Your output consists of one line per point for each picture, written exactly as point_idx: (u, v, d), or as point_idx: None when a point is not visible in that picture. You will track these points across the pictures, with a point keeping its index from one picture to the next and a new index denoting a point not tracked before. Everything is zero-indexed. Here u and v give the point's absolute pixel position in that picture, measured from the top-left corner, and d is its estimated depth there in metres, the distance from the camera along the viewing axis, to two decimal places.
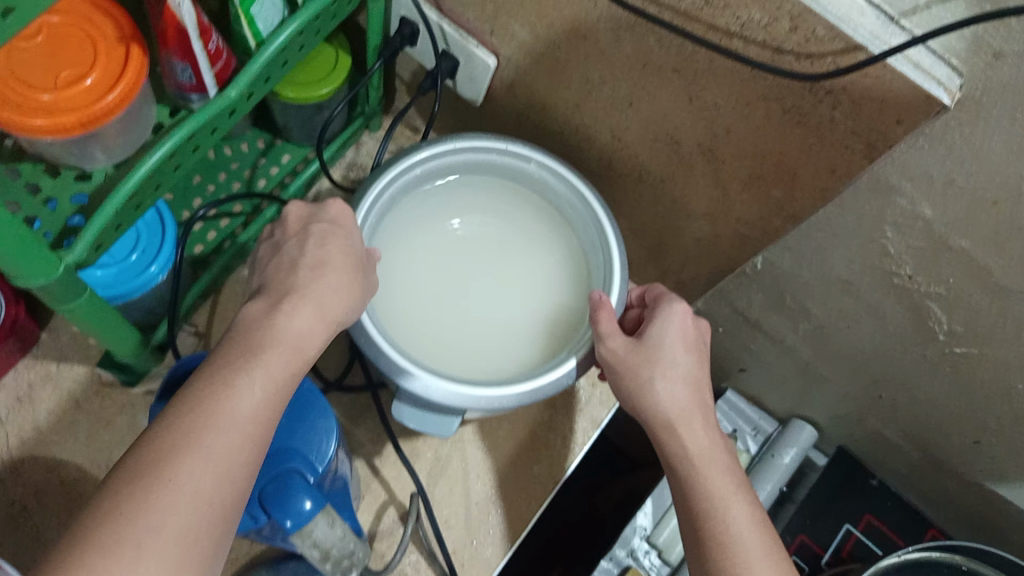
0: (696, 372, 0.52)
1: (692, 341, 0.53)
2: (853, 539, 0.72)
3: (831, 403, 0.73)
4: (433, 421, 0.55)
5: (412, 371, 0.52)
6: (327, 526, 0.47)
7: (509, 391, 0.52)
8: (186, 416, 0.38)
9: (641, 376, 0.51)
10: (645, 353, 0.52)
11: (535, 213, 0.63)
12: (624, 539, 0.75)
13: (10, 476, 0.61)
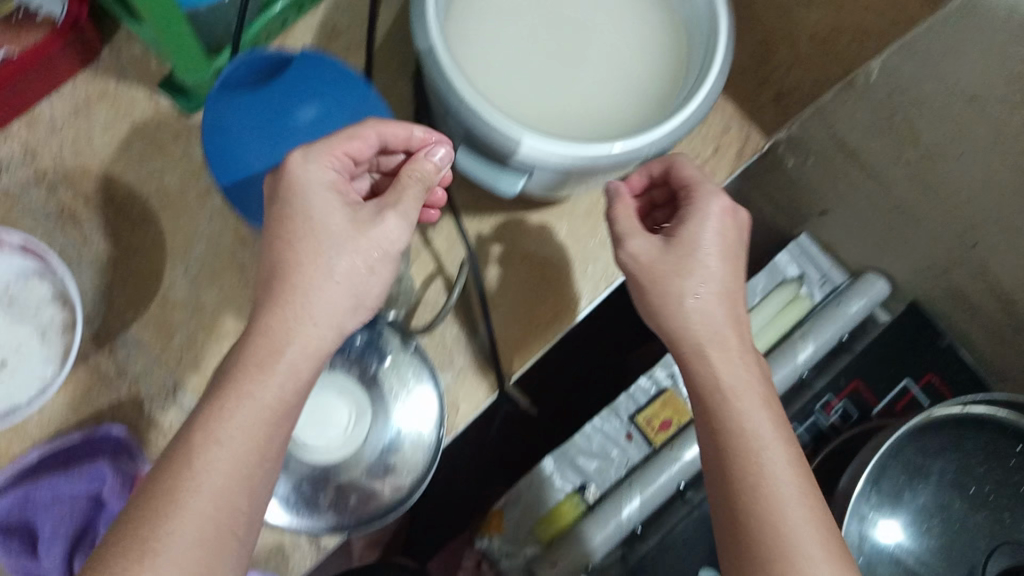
0: (726, 279, 0.53)
1: (727, 247, 0.53)
2: (909, 395, 0.70)
3: (914, 253, 0.68)
4: (496, 176, 0.52)
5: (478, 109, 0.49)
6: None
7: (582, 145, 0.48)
8: (199, 436, 0.42)
9: (670, 293, 0.52)
10: (675, 256, 0.52)
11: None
12: (666, 362, 0.74)
13: (63, 182, 0.60)
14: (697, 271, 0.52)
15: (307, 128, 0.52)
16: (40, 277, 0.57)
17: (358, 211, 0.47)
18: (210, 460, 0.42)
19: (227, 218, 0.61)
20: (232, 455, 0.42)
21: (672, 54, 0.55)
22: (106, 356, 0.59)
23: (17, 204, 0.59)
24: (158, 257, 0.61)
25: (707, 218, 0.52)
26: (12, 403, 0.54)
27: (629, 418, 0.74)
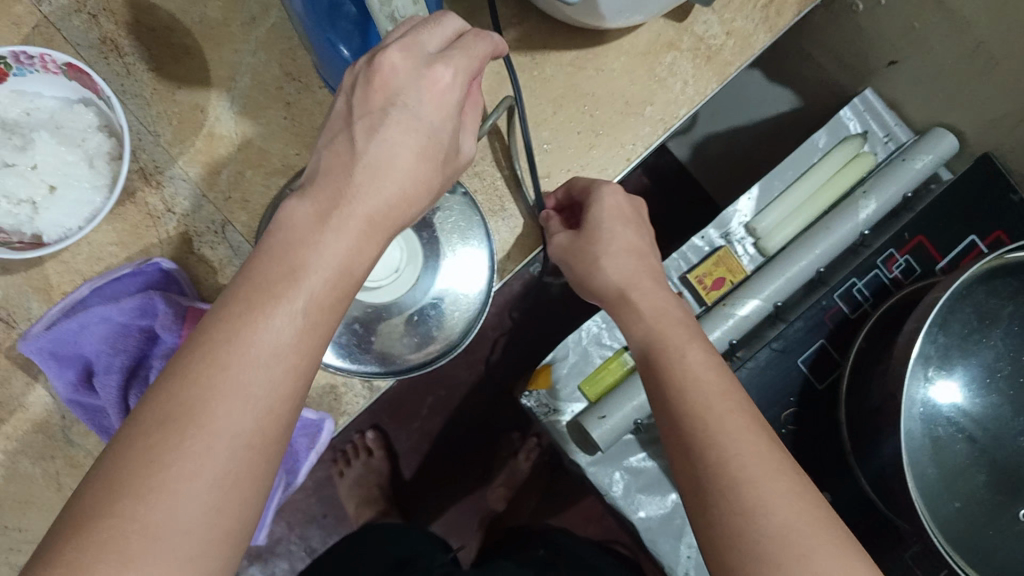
0: (634, 239, 0.57)
1: (624, 214, 0.57)
2: (975, 252, 0.66)
3: (988, 102, 0.64)
4: None
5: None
6: (411, 4, 0.42)
7: None
8: (221, 350, 0.36)
9: (585, 259, 0.56)
10: (584, 238, 0.56)
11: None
12: (721, 220, 0.72)
13: (104, 13, 0.58)
14: (605, 246, 0.56)
15: None
16: (85, 104, 0.55)
17: (465, 76, 0.42)
18: (235, 379, 0.35)
19: (272, 51, 0.59)
20: (293, 337, 0.37)
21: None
22: (152, 192, 0.57)
23: (58, 34, 0.58)
24: (201, 91, 0.59)
25: (605, 205, 0.56)
26: (63, 229, 0.53)
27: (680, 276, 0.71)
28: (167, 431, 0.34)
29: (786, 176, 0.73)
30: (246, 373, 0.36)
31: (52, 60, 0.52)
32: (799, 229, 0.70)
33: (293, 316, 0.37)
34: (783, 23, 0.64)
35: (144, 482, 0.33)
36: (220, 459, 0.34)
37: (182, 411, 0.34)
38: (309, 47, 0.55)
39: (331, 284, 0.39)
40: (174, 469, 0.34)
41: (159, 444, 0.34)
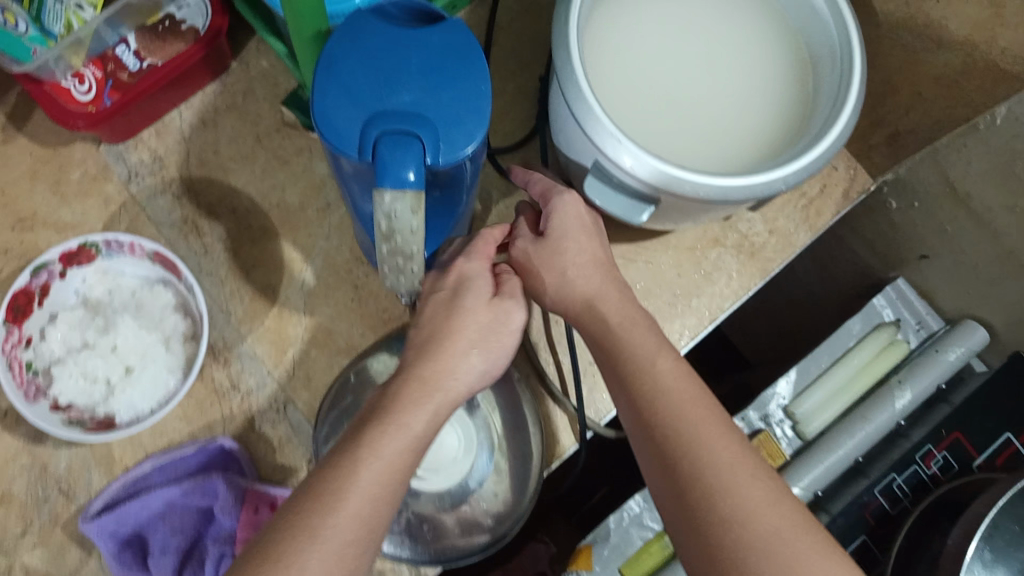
0: (596, 251, 0.52)
1: (590, 225, 0.52)
2: (1011, 449, 0.67)
3: (1017, 302, 0.67)
4: (623, 204, 0.52)
5: (622, 139, 0.48)
6: (410, 212, 0.44)
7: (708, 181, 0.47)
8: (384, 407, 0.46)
9: (547, 272, 0.51)
10: (546, 247, 0.51)
11: (766, 18, 0.56)
12: (760, 403, 0.73)
13: (186, 194, 0.62)
14: (567, 254, 0.51)
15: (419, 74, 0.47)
16: (164, 284, 0.58)
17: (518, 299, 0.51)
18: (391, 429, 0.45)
19: (343, 235, 0.62)
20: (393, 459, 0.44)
21: (798, 86, 0.54)
22: (220, 368, 0.59)
23: (144, 212, 0.61)
24: (271, 270, 0.61)
25: (564, 213, 0.52)
26: (135, 410, 0.54)
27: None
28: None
29: (822, 360, 0.75)
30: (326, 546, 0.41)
31: (143, 247, 0.56)
32: (836, 415, 0.72)
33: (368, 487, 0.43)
34: (822, 222, 0.68)
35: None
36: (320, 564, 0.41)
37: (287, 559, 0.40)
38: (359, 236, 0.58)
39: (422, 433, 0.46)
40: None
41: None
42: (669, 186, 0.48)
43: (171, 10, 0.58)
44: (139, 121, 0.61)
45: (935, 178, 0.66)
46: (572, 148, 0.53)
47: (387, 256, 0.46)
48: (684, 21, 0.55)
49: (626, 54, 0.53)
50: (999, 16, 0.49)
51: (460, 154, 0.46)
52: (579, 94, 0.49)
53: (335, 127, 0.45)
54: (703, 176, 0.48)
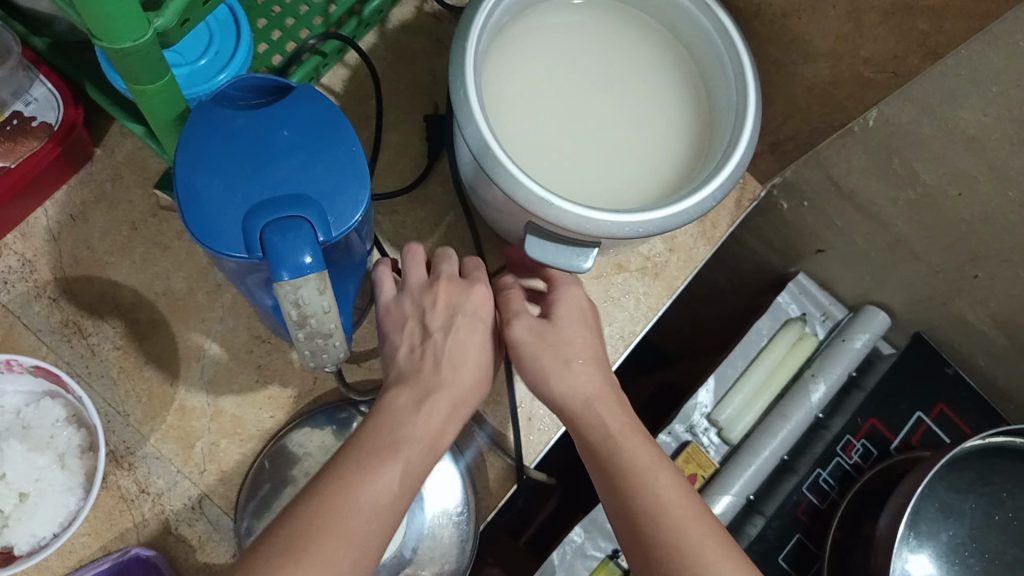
0: (598, 349, 0.54)
1: (590, 320, 0.55)
2: (923, 427, 0.70)
3: (911, 284, 0.70)
4: (566, 254, 0.52)
5: (555, 200, 0.48)
6: (317, 293, 0.42)
7: (646, 220, 0.48)
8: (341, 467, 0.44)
9: (555, 354, 0.52)
10: (552, 335, 0.52)
11: (646, 38, 0.57)
12: (683, 415, 0.74)
13: (63, 296, 0.58)
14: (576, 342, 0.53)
15: (290, 155, 0.45)
16: (52, 397, 0.54)
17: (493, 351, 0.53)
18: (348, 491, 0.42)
19: (239, 316, 0.60)
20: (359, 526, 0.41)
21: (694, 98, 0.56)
22: (124, 475, 0.56)
23: (18, 322, 0.58)
24: (166, 362, 0.59)
25: (570, 303, 0.55)
26: (36, 537, 0.51)
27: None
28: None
29: (737, 364, 0.76)
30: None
31: (20, 363, 0.52)
32: (757, 416, 0.74)
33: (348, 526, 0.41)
34: (719, 233, 0.69)
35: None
36: None
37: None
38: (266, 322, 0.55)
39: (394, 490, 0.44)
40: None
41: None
42: (609, 232, 0.49)
43: (19, 108, 0.56)
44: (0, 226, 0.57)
45: (820, 177, 0.68)
46: (499, 208, 0.53)
47: (305, 339, 0.44)
48: (573, 55, 0.55)
49: (527, 108, 0.53)
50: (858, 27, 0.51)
51: (349, 223, 0.45)
52: (500, 163, 0.48)
53: (214, 231, 0.43)
54: (641, 214, 0.49)
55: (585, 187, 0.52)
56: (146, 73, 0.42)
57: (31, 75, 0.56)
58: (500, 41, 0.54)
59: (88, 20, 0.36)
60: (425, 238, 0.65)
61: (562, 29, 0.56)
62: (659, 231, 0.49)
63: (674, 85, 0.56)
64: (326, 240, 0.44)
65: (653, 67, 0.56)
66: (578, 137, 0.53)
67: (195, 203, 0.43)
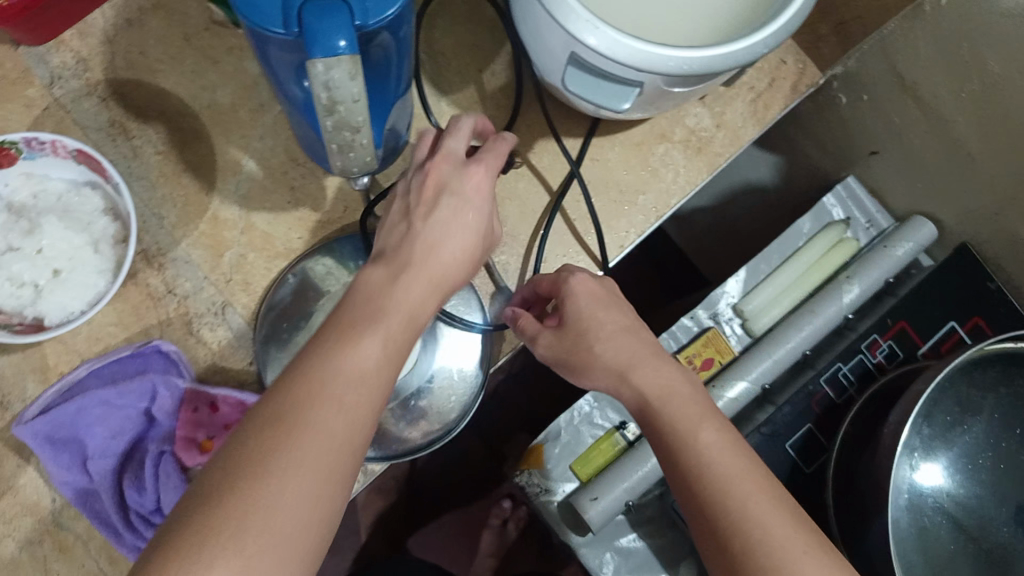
0: (615, 318, 0.50)
1: (601, 297, 0.51)
2: (954, 338, 0.69)
3: (965, 192, 0.67)
4: (605, 92, 0.52)
5: (603, 26, 0.46)
6: (348, 77, 0.41)
7: (689, 58, 0.47)
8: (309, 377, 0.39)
9: (577, 356, 0.50)
10: (568, 335, 0.50)
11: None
12: (710, 301, 0.73)
13: (112, 97, 0.60)
14: (594, 332, 0.49)
15: None
16: (93, 188, 0.56)
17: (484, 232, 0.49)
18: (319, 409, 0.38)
19: (278, 137, 0.61)
20: (332, 428, 0.38)
21: None
22: (154, 274, 0.58)
23: (69, 116, 0.59)
24: (202, 172, 0.60)
25: (575, 300, 0.50)
26: (66, 312, 0.54)
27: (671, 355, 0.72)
28: (243, 470, 0.36)
29: (773, 260, 0.75)
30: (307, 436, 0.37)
31: (65, 146, 0.53)
32: (784, 312, 0.72)
33: (350, 376, 0.40)
34: (770, 116, 0.67)
35: (224, 517, 0.35)
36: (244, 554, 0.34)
37: (254, 455, 0.36)
38: (297, 134, 0.56)
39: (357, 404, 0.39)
40: (244, 512, 0.35)
41: (234, 482, 0.36)
42: (653, 67, 0.47)
43: None
44: (60, 20, 0.59)
45: (884, 67, 0.65)
46: (541, 40, 0.52)
47: (333, 130, 0.44)
48: None
49: None
50: None
51: (388, 14, 0.44)
52: None
53: (254, 5, 0.42)
54: (685, 52, 0.47)
55: (632, 28, 0.50)
56: None
57: None
58: None
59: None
60: (470, 84, 0.64)
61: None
62: (702, 73, 0.48)
63: None
64: (362, 26, 0.43)
65: None
66: None
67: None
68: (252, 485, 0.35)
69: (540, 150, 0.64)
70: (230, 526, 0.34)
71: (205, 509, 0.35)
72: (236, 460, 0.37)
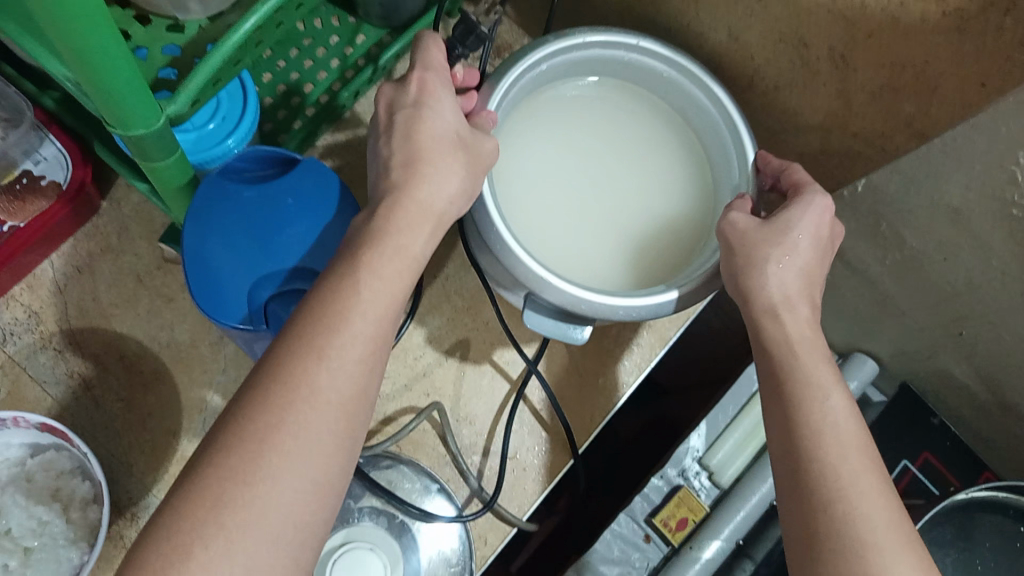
0: (813, 265, 0.48)
1: (823, 241, 0.48)
2: (909, 475, 0.71)
3: (898, 338, 0.70)
4: (560, 330, 0.54)
5: (553, 280, 0.51)
6: None
7: (631, 307, 0.51)
8: (307, 332, 0.39)
9: (758, 255, 0.47)
10: (767, 232, 0.48)
11: (654, 117, 0.62)
12: (675, 459, 0.68)
13: (69, 348, 0.60)
14: (783, 244, 0.47)
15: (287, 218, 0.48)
16: (59, 449, 0.56)
17: None
18: (314, 380, 0.38)
19: (241, 368, 0.61)
20: (335, 393, 0.38)
21: (690, 183, 0.60)
22: (126, 525, 0.57)
23: (24, 374, 0.59)
24: (167, 416, 0.59)
25: (813, 217, 0.48)
26: None
27: (644, 520, 0.67)
28: (278, 387, 0.37)
29: (728, 410, 0.70)
30: (340, 359, 0.39)
31: (27, 420, 0.54)
32: (751, 458, 0.68)
33: (379, 288, 0.42)
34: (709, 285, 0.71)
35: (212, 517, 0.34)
36: (264, 524, 0.35)
37: (262, 426, 0.36)
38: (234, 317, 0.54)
39: (354, 374, 0.39)
40: (261, 478, 0.35)
41: (272, 396, 0.37)
42: (603, 313, 0.51)
43: (28, 167, 0.57)
44: (10, 279, 0.59)
45: None
46: (495, 271, 0.56)
47: None
48: (585, 134, 0.60)
49: (533, 178, 0.58)
50: (847, 104, 0.53)
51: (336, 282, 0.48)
52: (503, 238, 0.51)
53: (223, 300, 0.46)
54: (626, 299, 0.51)
55: (571, 261, 0.57)
56: (158, 150, 0.42)
57: (41, 133, 0.57)
58: (519, 112, 0.59)
59: (84, 70, 0.35)
60: (426, 289, 0.67)
61: (575, 102, 0.61)
62: (645, 317, 0.52)
63: (676, 171, 0.61)
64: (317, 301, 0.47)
65: (660, 151, 0.61)
66: (577, 209, 0.58)
67: (201, 267, 0.46)
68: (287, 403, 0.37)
69: (499, 347, 0.67)
70: (271, 444, 0.36)
71: (245, 434, 0.36)
72: (274, 382, 0.38)
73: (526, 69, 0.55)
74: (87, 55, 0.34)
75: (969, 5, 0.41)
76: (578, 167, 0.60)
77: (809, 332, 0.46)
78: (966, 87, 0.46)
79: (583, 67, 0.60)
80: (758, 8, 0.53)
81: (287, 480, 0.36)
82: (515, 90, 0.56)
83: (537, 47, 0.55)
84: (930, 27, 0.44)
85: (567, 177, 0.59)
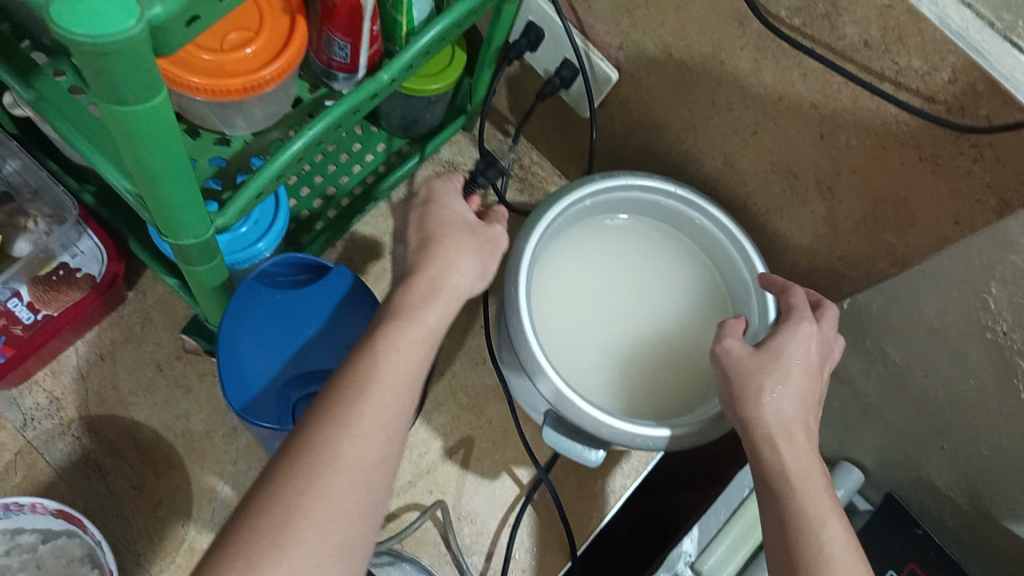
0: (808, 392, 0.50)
1: (814, 365, 0.51)
2: None
3: (884, 447, 0.73)
4: (575, 449, 0.57)
5: (573, 399, 0.54)
6: None
7: (648, 436, 0.54)
8: (333, 403, 0.41)
9: (757, 387, 0.50)
10: (761, 359, 0.51)
11: (681, 258, 0.66)
12: (668, 562, 0.70)
13: (87, 434, 0.61)
14: (775, 374, 0.50)
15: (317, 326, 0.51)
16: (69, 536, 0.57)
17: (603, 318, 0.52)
18: (338, 447, 0.40)
19: (252, 458, 0.63)
20: (358, 460, 0.40)
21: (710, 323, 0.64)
22: None
23: (41, 458, 0.60)
24: (178, 505, 0.61)
25: (803, 344, 0.51)
26: None
27: None
28: (305, 454, 0.39)
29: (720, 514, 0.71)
30: (361, 426, 0.41)
31: (45, 507, 0.55)
32: (741, 564, 0.69)
33: (399, 358, 0.44)
34: None
35: None
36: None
37: (291, 490, 0.38)
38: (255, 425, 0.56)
39: (377, 442, 0.41)
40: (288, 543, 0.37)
41: (300, 463, 0.39)
42: (621, 439, 0.54)
43: (65, 259, 0.61)
44: (36, 364, 0.61)
45: None
46: (519, 385, 0.59)
47: None
48: (616, 266, 0.65)
49: (564, 301, 0.62)
50: (833, 230, 0.58)
51: None
52: (531, 355, 0.54)
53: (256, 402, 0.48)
54: (646, 428, 0.54)
55: (592, 383, 0.60)
56: (201, 258, 0.46)
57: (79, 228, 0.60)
58: (559, 240, 0.64)
59: (149, 189, 0.38)
60: (432, 386, 0.69)
61: (612, 235, 0.66)
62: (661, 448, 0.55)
63: (697, 310, 0.64)
64: None
65: (684, 290, 0.65)
66: (603, 335, 0.62)
67: (238, 369, 0.49)
68: (313, 469, 0.39)
69: (502, 445, 0.69)
70: (301, 506, 0.38)
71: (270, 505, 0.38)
72: (301, 449, 0.40)
73: (568, 204, 0.60)
74: (158, 179, 0.38)
75: (943, 152, 0.46)
76: (607, 296, 0.64)
77: (810, 462, 0.48)
78: (941, 224, 0.50)
79: (621, 205, 0.64)
80: (751, 140, 0.58)
81: (314, 541, 0.37)
82: (558, 221, 0.60)
83: (585, 184, 0.61)
84: (906, 167, 0.49)
85: (595, 304, 0.63)
